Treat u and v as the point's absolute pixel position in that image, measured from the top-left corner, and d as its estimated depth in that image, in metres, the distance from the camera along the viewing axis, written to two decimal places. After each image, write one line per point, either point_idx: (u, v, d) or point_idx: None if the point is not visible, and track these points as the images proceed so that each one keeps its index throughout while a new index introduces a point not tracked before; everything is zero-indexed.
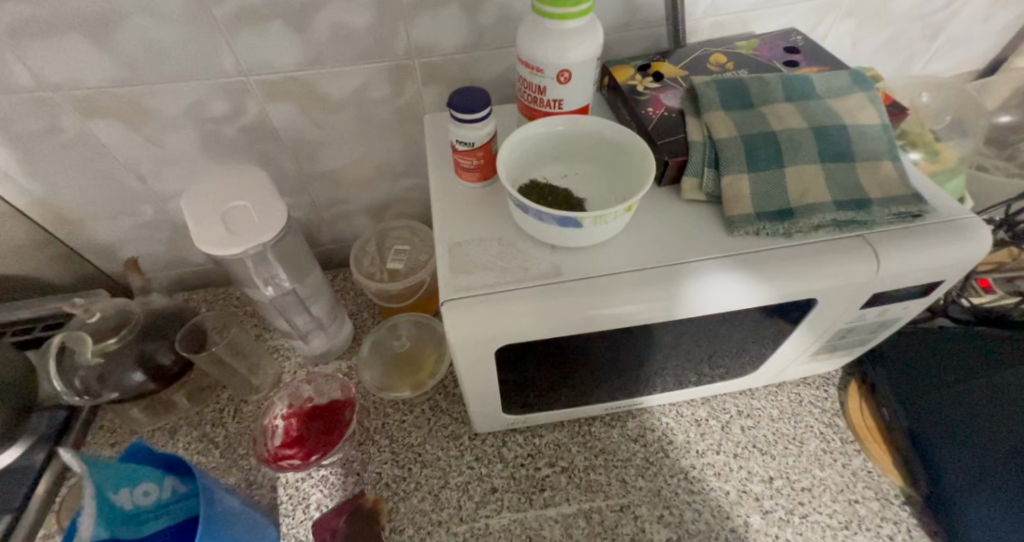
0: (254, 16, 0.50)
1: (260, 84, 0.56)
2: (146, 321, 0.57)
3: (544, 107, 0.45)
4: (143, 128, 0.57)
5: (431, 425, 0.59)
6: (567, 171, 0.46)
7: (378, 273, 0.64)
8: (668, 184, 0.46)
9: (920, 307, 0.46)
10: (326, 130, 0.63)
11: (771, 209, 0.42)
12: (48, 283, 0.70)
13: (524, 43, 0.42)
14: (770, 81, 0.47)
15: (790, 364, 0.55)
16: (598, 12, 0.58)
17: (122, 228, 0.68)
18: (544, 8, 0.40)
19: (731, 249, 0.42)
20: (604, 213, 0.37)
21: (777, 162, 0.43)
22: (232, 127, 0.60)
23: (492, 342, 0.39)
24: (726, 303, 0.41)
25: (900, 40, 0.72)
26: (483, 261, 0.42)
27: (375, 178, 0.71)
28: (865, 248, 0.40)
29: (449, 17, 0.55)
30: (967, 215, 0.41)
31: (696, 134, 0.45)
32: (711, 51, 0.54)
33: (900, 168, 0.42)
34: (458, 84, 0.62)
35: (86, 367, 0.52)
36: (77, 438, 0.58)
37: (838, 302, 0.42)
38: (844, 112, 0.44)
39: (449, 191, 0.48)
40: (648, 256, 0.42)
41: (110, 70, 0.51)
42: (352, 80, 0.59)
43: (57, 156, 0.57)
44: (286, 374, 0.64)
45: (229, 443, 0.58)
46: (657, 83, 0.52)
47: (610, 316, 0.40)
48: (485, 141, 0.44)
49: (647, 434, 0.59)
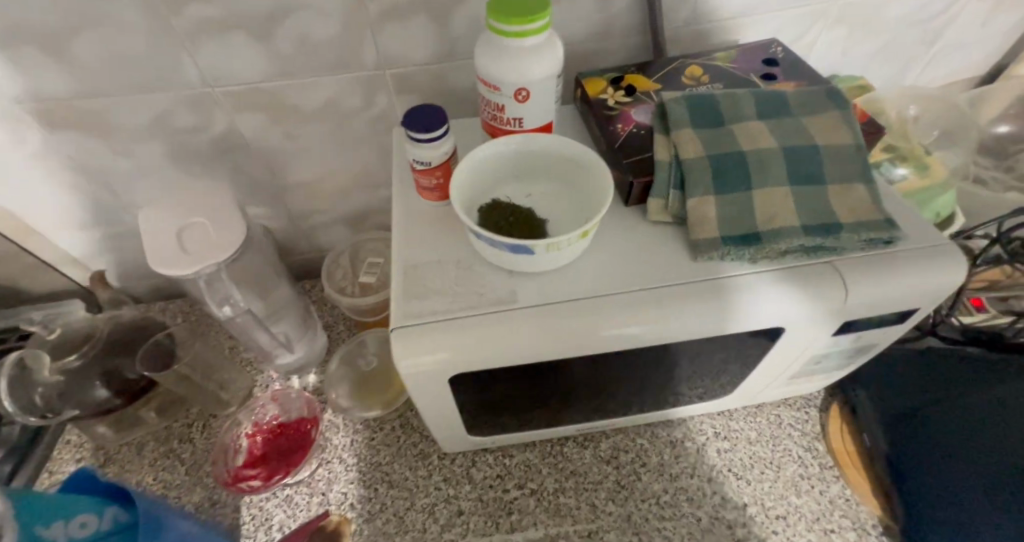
0: (216, 28, 0.49)
1: (227, 96, 0.55)
2: (112, 337, 0.56)
3: (504, 125, 0.44)
4: (110, 140, 0.57)
5: (400, 444, 0.58)
6: (531, 189, 0.44)
7: (350, 287, 0.64)
8: (635, 204, 0.45)
9: (897, 333, 0.44)
10: (298, 141, 0.62)
11: (738, 233, 0.40)
12: (27, 292, 0.70)
13: (480, 61, 0.40)
14: (742, 96, 0.45)
15: (766, 388, 0.53)
16: (573, 21, 0.56)
17: (96, 238, 0.67)
18: (500, 26, 0.38)
19: (694, 275, 0.40)
20: (556, 242, 0.36)
21: (745, 184, 0.41)
22: (201, 139, 0.59)
23: (443, 371, 0.38)
24: (689, 332, 0.39)
25: (893, 47, 0.68)
26: (438, 285, 0.40)
27: (351, 189, 0.70)
28: (832, 277, 0.38)
29: (418, 28, 0.54)
30: (942, 241, 0.39)
31: (663, 152, 0.44)
32: (687, 62, 0.53)
33: (874, 191, 0.40)
34: (432, 95, 0.61)
35: (45, 382, 0.52)
36: (45, 452, 0.58)
37: (806, 330, 0.41)
38: (817, 130, 0.42)
39: (410, 210, 0.46)
40: (608, 281, 0.41)
41: (71, 84, 0.50)
42: (322, 91, 0.57)
43: (25, 168, 0.57)
44: (259, 386, 0.63)
45: (195, 460, 0.57)
46: (628, 97, 0.50)
47: (567, 345, 0.38)
48: (443, 160, 0.43)
49: (620, 456, 0.57)
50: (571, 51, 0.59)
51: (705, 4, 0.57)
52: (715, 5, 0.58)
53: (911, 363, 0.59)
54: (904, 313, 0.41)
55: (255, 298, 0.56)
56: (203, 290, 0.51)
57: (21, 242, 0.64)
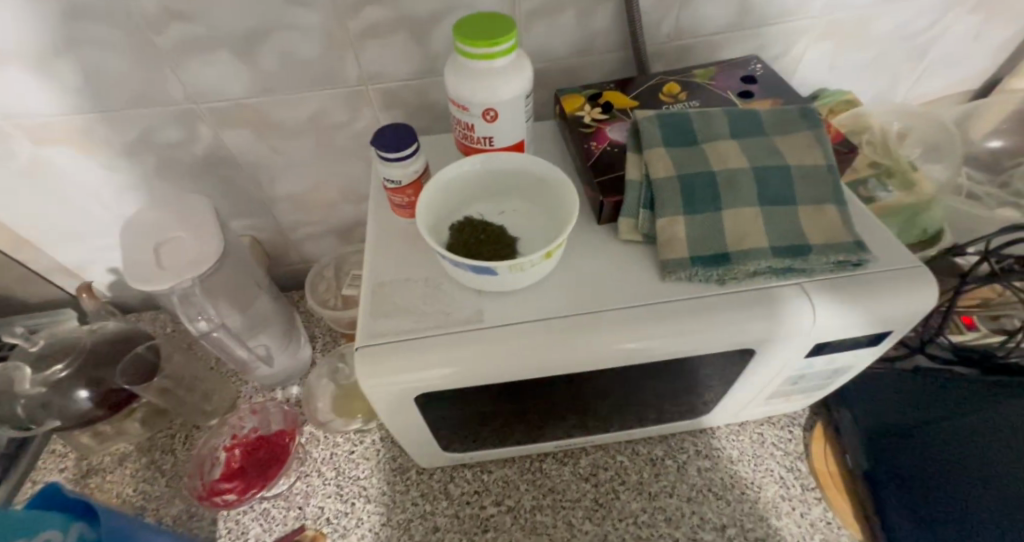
0: (198, 46, 0.49)
1: (212, 112, 0.56)
2: (95, 349, 0.56)
3: (476, 143, 0.44)
4: (97, 155, 0.57)
5: (379, 457, 0.58)
6: (504, 206, 0.44)
7: (333, 299, 0.67)
8: (608, 222, 0.45)
9: (871, 356, 0.44)
10: (284, 155, 0.62)
11: (707, 253, 0.40)
12: (20, 300, 0.72)
13: (450, 81, 0.41)
14: (716, 115, 0.45)
15: (745, 407, 0.52)
16: (556, 36, 0.56)
17: (87, 248, 0.68)
18: (471, 50, 0.38)
19: (663, 295, 0.40)
20: (518, 262, 0.36)
21: (715, 204, 0.41)
22: (187, 153, 0.59)
23: (407, 392, 0.38)
24: (658, 353, 0.39)
25: (883, 61, 0.67)
26: (406, 304, 0.41)
27: (338, 202, 0.71)
28: (800, 299, 0.38)
29: (400, 44, 0.53)
30: (913, 263, 0.39)
31: (634, 172, 0.44)
32: (666, 79, 0.53)
33: (845, 213, 0.40)
34: (418, 110, 0.60)
35: (26, 395, 0.52)
36: (30, 462, 0.59)
37: (776, 352, 0.40)
38: (789, 151, 0.42)
39: (384, 227, 0.47)
40: (577, 301, 0.40)
41: (57, 102, 0.51)
42: (306, 107, 0.57)
43: (15, 182, 0.58)
44: (243, 397, 0.64)
45: (176, 471, 0.58)
46: (605, 114, 0.50)
47: (535, 367, 0.38)
48: (413, 178, 0.44)
49: (599, 473, 0.57)
50: (554, 66, 0.59)
51: (689, 20, 0.57)
52: (699, 21, 0.57)
53: (894, 383, 0.59)
54: (877, 336, 0.41)
55: (233, 310, 0.58)
56: (178, 305, 0.52)
57: (12, 252, 0.65)
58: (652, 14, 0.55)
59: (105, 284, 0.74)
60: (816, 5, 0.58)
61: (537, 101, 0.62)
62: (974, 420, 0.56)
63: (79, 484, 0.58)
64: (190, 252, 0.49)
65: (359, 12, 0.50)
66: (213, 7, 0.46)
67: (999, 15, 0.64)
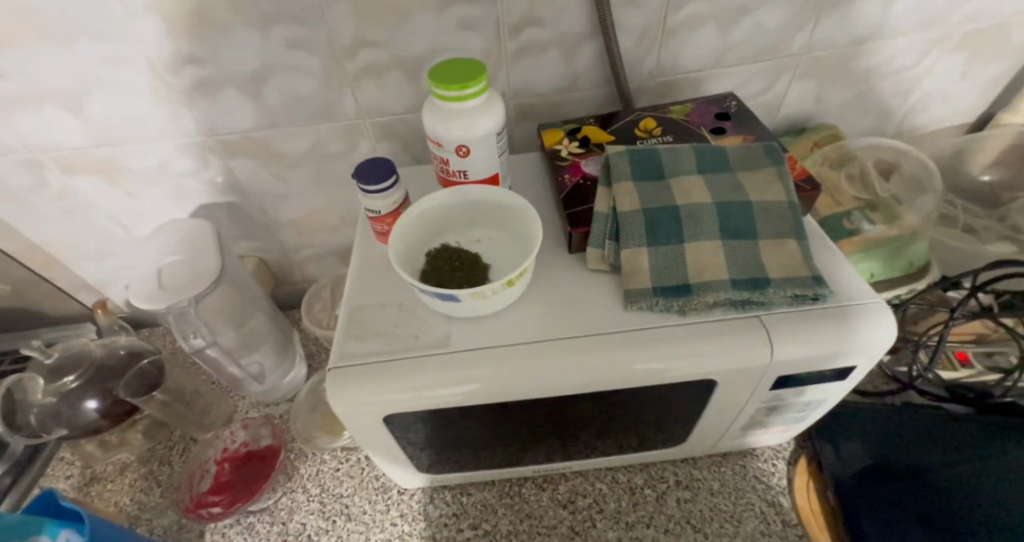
0: (210, 85, 0.53)
1: (221, 143, 0.60)
2: (104, 362, 0.60)
3: (451, 176, 0.47)
4: (118, 182, 0.62)
5: (363, 475, 0.59)
6: (479, 233, 0.47)
7: (328, 319, 0.70)
8: (578, 252, 0.47)
9: (839, 389, 0.45)
10: (287, 183, 0.66)
11: (669, 284, 0.41)
12: (46, 314, 0.77)
13: (427, 120, 0.44)
14: (683, 152, 0.48)
15: (722, 437, 0.53)
16: (540, 74, 0.59)
17: (107, 266, 0.73)
18: (445, 92, 0.40)
19: (624, 324, 0.41)
20: (479, 291, 0.39)
21: (677, 237, 0.43)
22: (198, 181, 0.64)
23: (375, 412, 0.40)
24: (618, 380, 0.39)
25: (871, 96, 0.68)
26: (380, 328, 0.43)
27: (338, 226, 0.74)
28: (758, 330, 0.39)
29: (394, 83, 0.57)
30: (874, 298, 0.41)
31: (602, 204, 0.45)
32: (643, 115, 0.55)
33: (805, 248, 0.41)
34: (412, 142, 0.64)
35: (39, 404, 0.56)
36: (40, 469, 0.63)
37: (736, 381, 0.41)
38: (751, 188, 0.45)
39: (368, 254, 0.49)
40: (542, 328, 0.42)
41: (85, 134, 0.56)
42: (307, 139, 0.61)
43: (43, 206, 0.62)
44: (239, 412, 0.67)
45: (171, 482, 0.61)
46: (582, 148, 0.52)
47: (498, 390, 0.39)
48: (392, 208, 0.47)
49: (577, 500, 0.57)
50: (540, 101, 0.62)
51: (670, 58, 0.59)
52: (681, 59, 0.59)
53: (899, 414, 0.58)
54: (842, 370, 0.42)
55: (228, 327, 0.62)
56: (175, 323, 0.56)
57: (37, 269, 0.70)
58: (633, 52, 0.58)
59: (121, 300, 0.79)
60: (796, 43, 0.60)
61: (525, 132, 0.65)
62: (975, 460, 0.54)
63: (82, 491, 0.61)
64: (189, 273, 0.55)
65: (356, 54, 0.53)
66: (224, 50, 0.51)
67: (988, 51, 0.65)
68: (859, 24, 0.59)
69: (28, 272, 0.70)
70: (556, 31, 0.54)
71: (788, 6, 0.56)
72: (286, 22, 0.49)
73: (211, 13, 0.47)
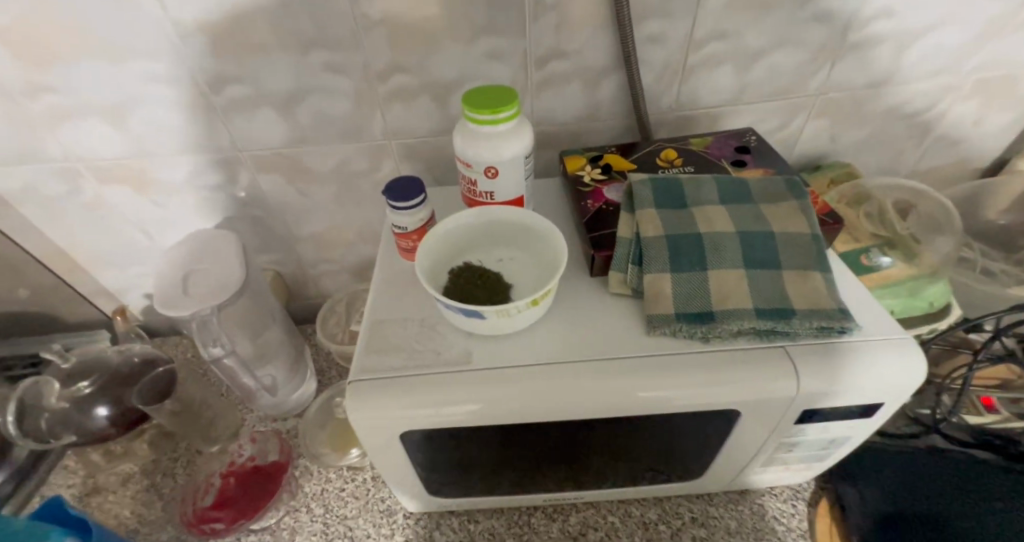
0: (246, 105, 0.55)
1: (251, 158, 0.61)
2: (118, 370, 0.60)
3: (477, 197, 0.48)
4: (149, 192, 0.63)
5: (368, 497, 0.58)
6: (502, 253, 0.47)
7: (342, 334, 0.71)
8: (600, 275, 0.48)
9: (866, 427, 0.44)
10: (309, 199, 0.67)
11: (691, 311, 0.41)
12: (62, 320, 0.77)
13: (458, 142, 0.45)
14: (705, 183, 0.49)
15: (742, 473, 0.51)
16: (563, 102, 0.60)
17: (128, 275, 0.74)
18: (478, 116, 0.42)
19: (647, 348, 0.41)
20: (504, 308, 0.39)
21: (700, 264, 0.43)
22: (225, 194, 0.65)
23: (392, 428, 0.40)
24: (641, 406, 0.39)
25: (884, 137, 0.70)
26: (400, 342, 0.43)
27: (356, 244, 0.75)
28: (785, 361, 0.39)
29: (421, 108, 0.58)
30: (901, 333, 0.41)
31: (626, 229, 0.46)
32: (664, 146, 0.56)
33: (830, 281, 0.42)
34: (434, 163, 0.65)
35: (50, 409, 0.56)
36: (43, 476, 0.62)
37: (760, 413, 0.41)
38: (773, 220, 0.46)
39: (390, 269, 0.50)
40: (563, 351, 0.41)
41: (123, 145, 0.58)
42: (333, 157, 0.62)
43: (75, 213, 0.64)
44: (246, 426, 0.66)
45: (173, 496, 0.59)
46: (604, 175, 0.54)
47: (517, 411, 0.39)
48: (419, 225, 0.48)
49: (588, 534, 0.55)
50: (562, 129, 0.63)
51: (690, 93, 0.61)
52: (700, 94, 0.61)
53: (921, 459, 0.57)
54: (868, 407, 0.41)
55: (245, 338, 0.62)
56: (195, 331, 0.56)
57: (61, 274, 0.72)
58: (654, 86, 0.59)
59: (138, 308, 0.79)
60: (814, 82, 0.61)
61: (545, 159, 0.67)
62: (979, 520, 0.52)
63: (82, 501, 0.59)
64: (213, 282, 0.56)
65: (387, 79, 0.55)
66: (263, 72, 0.53)
67: (1000, 100, 0.66)
68: (874, 68, 0.61)
69: (52, 277, 0.71)
70: (580, 63, 0.56)
71: (804, 49, 0.58)
72: (324, 48, 0.52)
73: (254, 35, 0.50)
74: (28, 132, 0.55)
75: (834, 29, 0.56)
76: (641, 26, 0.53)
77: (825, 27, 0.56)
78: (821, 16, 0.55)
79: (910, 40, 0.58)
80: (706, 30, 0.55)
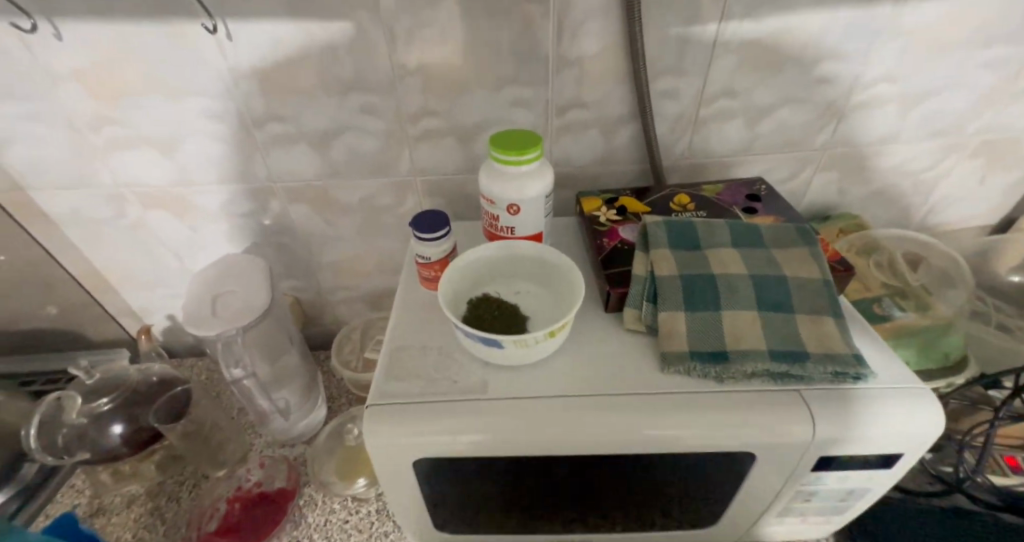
0: (285, 140, 0.59)
1: (284, 190, 0.64)
2: (137, 388, 0.61)
3: (498, 232, 0.50)
4: (186, 218, 0.66)
5: (372, 530, 0.57)
6: (519, 286, 0.49)
7: (356, 361, 0.72)
8: (614, 311, 0.49)
9: (884, 477, 0.43)
10: (333, 229, 0.70)
11: (706, 350, 0.42)
12: (86, 338, 0.79)
13: (484, 180, 0.48)
14: (718, 226, 0.51)
15: (758, 523, 0.50)
16: (580, 147, 0.63)
17: (155, 296, 0.76)
18: (504, 156, 0.45)
19: (661, 385, 0.41)
20: (523, 338, 0.40)
21: (715, 305, 0.44)
22: (254, 221, 0.68)
23: (404, 454, 0.40)
24: (655, 442, 0.39)
25: (890, 193, 0.72)
26: (419, 369, 0.44)
27: (374, 274, 0.77)
28: (799, 403, 0.39)
29: (446, 148, 0.62)
30: (915, 383, 0.41)
31: (641, 268, 0.48)
32: (677, 190, 0.59)
33: (842, 326, 0.43)
34: (455, 200, 0.67)
35: (69, 424, 0.56)
36: (50, 494, 0.62)
37: (776, 457, 0.40)
38: (785, 264, 0.47)
39: (411, 298, 0.52)
40: (577, 384, 0.42)
41: (169, 173, 0.61)
42: (360, 191, 0.66)
43: (115, 236, 0.67)
44: (254, 450, 0.67)
45: (176, 520, 0.59)
46: (619, 216, 0.56)
47: (531, 442, 0.39)
48: (441, 255, 0.50)
49: None
50: (579, 171, 0.66)
51: (702, 143, 0.64)
52: (711, 145, 0.64)
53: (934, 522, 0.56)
54: (885, 456, 0.41)
55: (264, 362, 0.64)
56: (220, 352, 0.58)
57: (91, 293, 0.74)
58: (668, 135, 0.62)
59: (160, 329, 0.81)
60: (822, 138, 0.64)
61: (562, 199, 0.69)
62: None
63: (87, 522, 0.59)
64: (239, 305, 0.58)
65: (417, 121, 0.59)
66: (304, 113, 0.57)
67: (1003, 161, 0.68)
68: (879, 128, 0.64)
69: (83, 295, 0.74)
70: (598, 112, 0.60)
71: (811, 106, 0.61)
72: (361, 92, 0.56)
73: (299, 80, 0.54)
74: (84, 159, 0.59)
75: (840, 90, 0.59)
76: (657, 81, 0.57)
77: (830, 89, 0.59)
78: (827, 78, 0.58)
79: (914, 103, 0.61)
80: (718, 86, 0.58)
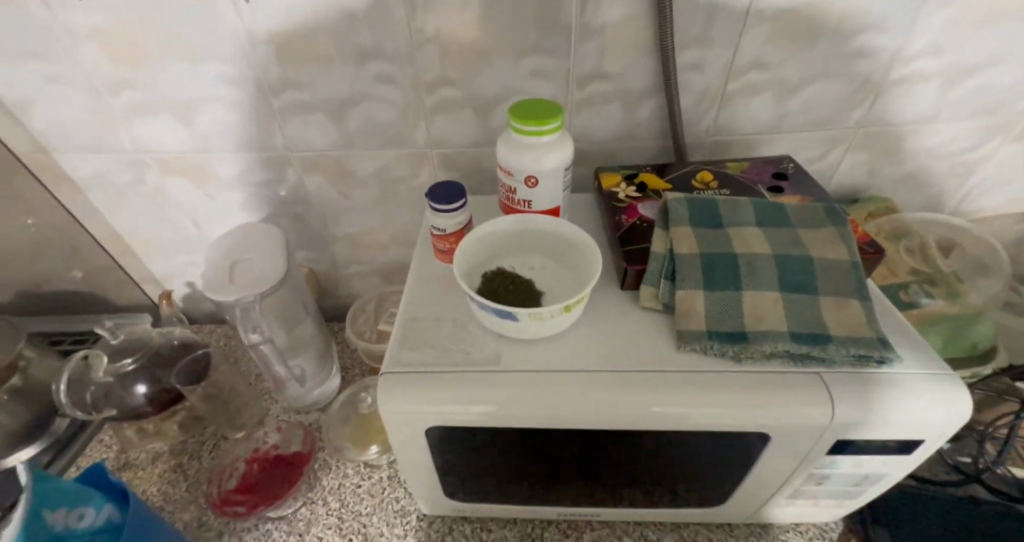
0: (303, 108, 0.59)
1: (300, 159, 0.64)
2: (160, 350, 0.62)
3: (515, 205, 0.49)
4: (205, 186, 0.67)
5: (383, 495, 0.58)
6: (534, 262, 0.48)
7: (370, 333, 0.72)
8: (630, 289, 0.48)
9: (902, 463, 0.42)
10: (349, 201, 0.70)
11: (724, 330, 0.41)
12: (110, 302, 0.81)
13: (501, 151, 0.47)
14: (742, 205, 0.49)
15: (768, 504, 0.50)
16: (600, 121, 0.62)
17: (175, 262, 0.78)
18: (523, 126, 0.44)
19: (676, 363, 0.41)
20: (538, 311, 0.40)
21: (735, 284, 0.43)
22: (271, 190, 0.68)
23: (416, 422, 0.40)
24: (667, 420, 0.39)
25: (925, 176, 0.69)
26: (432, 339, 0.44)
27: (389, 247, 0.77)
28: (818, 386, 0.38)
29: (464, 120, 0.61)
30: (940, 369, 0.40)
31: (660, 245, 0.47)
32: (701, 167, 0.57)
33: (867, 309, 0.42)
34: (471, 173, 0.66)
35: (97, 382, 0.59)
36: (80, 448, 0.65)
37: (790, 440, 0.40)
38: (811, 244, 0.46)
39: (425, 270, 0.52)
40: (590, 359, 0.42)
41: (187, 140, 0.61)
42: (376, 162, 0.65)
43: (136, 201, 0.68)
44: (271, 415, 0.68)
45: (197, 477, 0.61)
46: (639, 193, 0.54)
47: (542, 415, 0.39)
48: (456, 228, 0.50)
49: None
50: (599, 146, 0.64)
51: (728, 119, 0.61)
52: (737, 121, 0.62)
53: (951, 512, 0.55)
54: (904, 443, 0.40)
55: (281, 329, 0.65)
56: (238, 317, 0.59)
57: (114, 257, 0.76)
58: (693, 110, 0.60)
59: (180, 295, 0.83)
60: (855, 115, 0.61)
61: (580, 174, 0.68)
62: None
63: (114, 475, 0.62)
64: (256, 273, 0.58)
65: (435, 91, 0.58)
66: (321, 80, 0.56)
67: None
68: (918, 106, 0.60)
69: (107, 259, 0.76)
70: (621, 84, 0.58)
71: (846, 82, 0.58)
72: (378, 60, 0.54)
73: (316, 45, 0.53)
74: (104, 123, 0.59)
75: (879, 65, 0.56)
76: (684, 52, 0.55)
77: (869, 62, 0.56)
78: (866, 51, 0.55)
79: (958, 79, 0.58)
80: (748, 59, 0.55)
